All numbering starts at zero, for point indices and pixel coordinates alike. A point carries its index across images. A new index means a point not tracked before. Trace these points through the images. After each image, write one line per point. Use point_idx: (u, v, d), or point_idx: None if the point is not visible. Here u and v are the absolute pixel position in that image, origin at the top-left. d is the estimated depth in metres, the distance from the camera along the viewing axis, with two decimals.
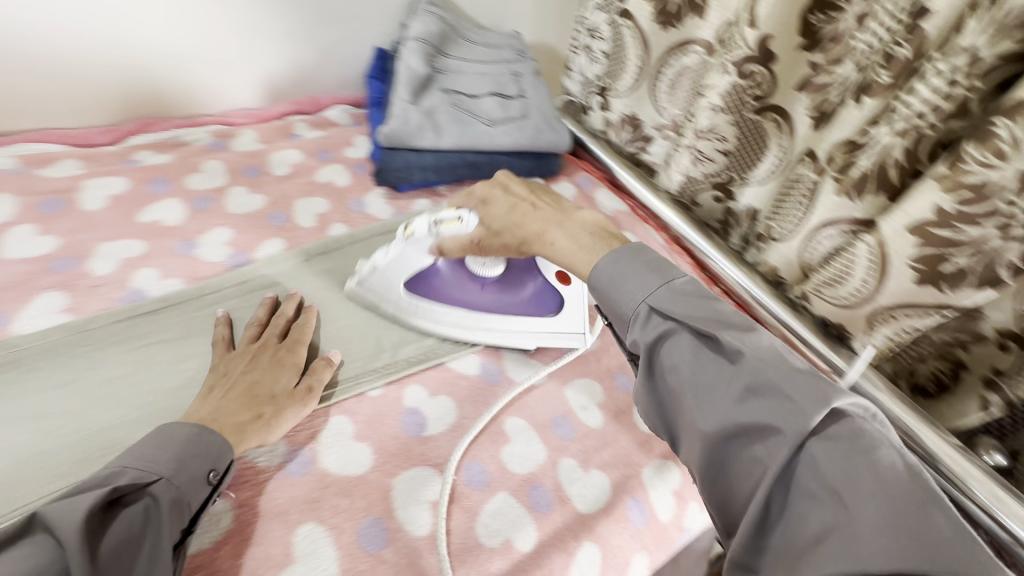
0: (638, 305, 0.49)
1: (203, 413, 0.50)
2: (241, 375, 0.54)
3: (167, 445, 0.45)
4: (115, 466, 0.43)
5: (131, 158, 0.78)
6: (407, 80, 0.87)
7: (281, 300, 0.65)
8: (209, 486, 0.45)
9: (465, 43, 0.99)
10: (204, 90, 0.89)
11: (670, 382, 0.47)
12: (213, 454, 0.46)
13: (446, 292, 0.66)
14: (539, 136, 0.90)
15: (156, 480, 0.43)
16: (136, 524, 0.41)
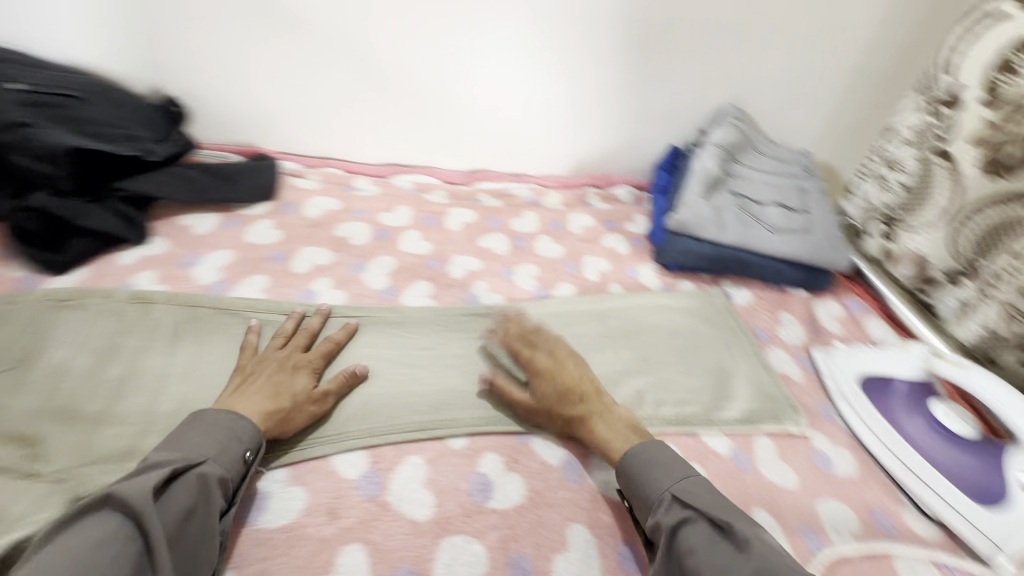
0: (663, 488, 0.55)
1: (243, 407, 0.55)
2: (270, 376, 0.60)
3: (231, 431, 0.52)
4: (156, 453, 0.48)
5: (476, 199, 1.04)
6: (701, 178, 0.97)
7: (658, 349, 0.80)
8: (243, 465, 0.52)
9: (755, 154, 1.08)
10: (533, 158, 1.11)
11: (688, 563, 0.50)
12: (242, 438, 0.53)
13: (887, 412, 0.74)
14: (817, 252, 0.92)
15: (205, 461, 0.49)
16: (191, 498, 0.46)
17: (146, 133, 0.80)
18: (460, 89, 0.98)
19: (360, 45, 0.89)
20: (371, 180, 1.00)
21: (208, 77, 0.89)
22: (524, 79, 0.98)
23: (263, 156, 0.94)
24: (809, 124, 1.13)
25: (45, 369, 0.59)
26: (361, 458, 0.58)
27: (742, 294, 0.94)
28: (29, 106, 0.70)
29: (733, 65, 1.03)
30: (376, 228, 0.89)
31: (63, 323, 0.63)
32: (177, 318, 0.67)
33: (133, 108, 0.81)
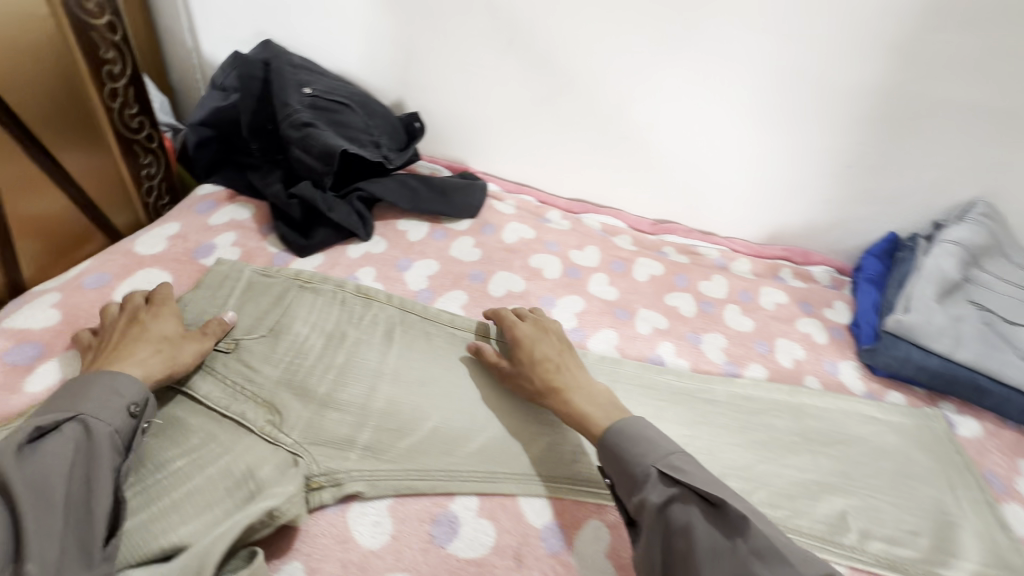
0: (649, 466, 0.54)
1: (142, 350, 0.58)
2: (151, 331, 0.60)
3: (118, 390, 0.53)
4: (34, 417, 0.49)
5: (661, 251, 1.00)
6: (936, 280, 0.85)
7: (863, 469, 0.70)
8: (132, 419, 0.53)
9: (1006, 261, 0.91)
10: (726, 219, 1.05)
11: (681, 548, 0.49)
12: (125, 393, 0.53)
13: None
14: None
15: (75, 416, 0.50)
16: (71, 453, 0.48)
17: (388, 143, 0.89)
18: (673, 142, 0.96)
19: (587, 87, 0.91)
20: (562, 214, 1.02)
21: (443, 98, 0.96)
22: (742, 141, 0.94)
23: (470, 174, 1.00)
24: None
25: (288, 342, 0.66)
26: (547, 507, 0.57)
27: (968, 423, 0.80)
28: (311, 109, 0.81)
29: (997, 157, 0.89)
30: (566, 264, 0.89)
31: (299, 303, 0.71)
32: (391, 319, 0.72)
33: (382, 118, 0.89)
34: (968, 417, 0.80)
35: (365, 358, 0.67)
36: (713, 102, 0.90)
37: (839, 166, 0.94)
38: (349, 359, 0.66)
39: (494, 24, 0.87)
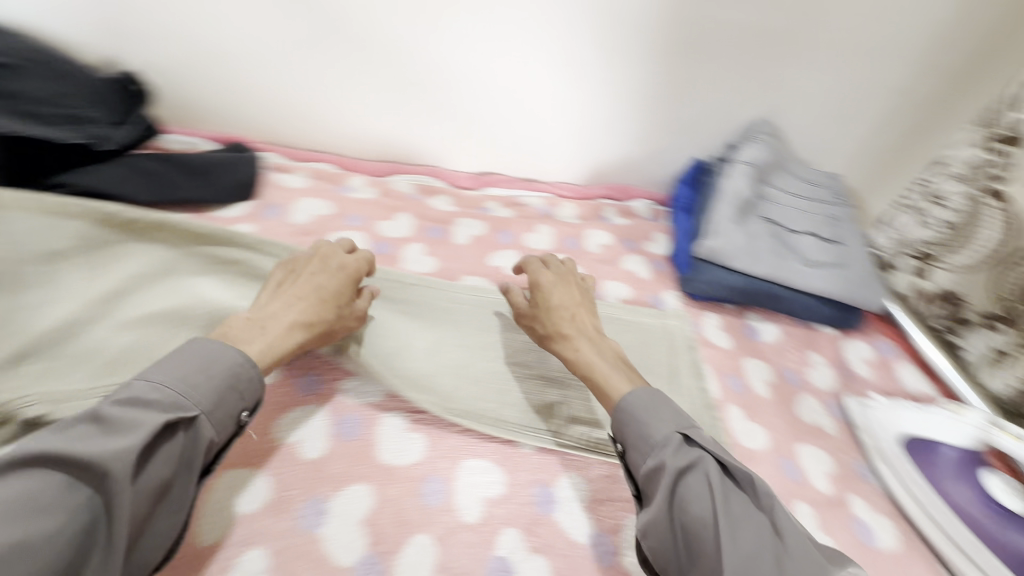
0: (675, 430, 0.51)
1: (282, 317, 0.56)
2: (310, 278, 0.60)
3: (236, 386, 0.49)
4: (154, 384, 0.46)
5: (483, 207, 0.93)
6: (731, 202, 0.90)
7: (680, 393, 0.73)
8: (237, 425, 0.49)
9: (788, 175, 1.00)
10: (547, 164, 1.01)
11: (691, 513, 0.46)
12: (241, 387, 0.49)
13: (934, 477, 0.68)
14: (850, 291, 0.86)
15: (191, 413, 0.46)
16: (169, 464, 0.44)
17: (96, 113, 0.70)
18: (473, 87, 0.87)
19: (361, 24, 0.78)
20: (367, 180, 0.88)
21: None
22: (543, 77, 0.88)
23: (240, 146, 0.82)
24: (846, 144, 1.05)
25: None
26: (360, 537, 0.50)
27: (767, 329, 0.88)
28: None
29: (773, 74, 0.94)
30: (373, 239, 0.78)
31: None
32: (38, 227, 0.60)
33: (80, 82, 0.70)
34: (768, 326, 0.89)
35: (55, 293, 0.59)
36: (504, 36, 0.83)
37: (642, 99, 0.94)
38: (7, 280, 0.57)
39: None
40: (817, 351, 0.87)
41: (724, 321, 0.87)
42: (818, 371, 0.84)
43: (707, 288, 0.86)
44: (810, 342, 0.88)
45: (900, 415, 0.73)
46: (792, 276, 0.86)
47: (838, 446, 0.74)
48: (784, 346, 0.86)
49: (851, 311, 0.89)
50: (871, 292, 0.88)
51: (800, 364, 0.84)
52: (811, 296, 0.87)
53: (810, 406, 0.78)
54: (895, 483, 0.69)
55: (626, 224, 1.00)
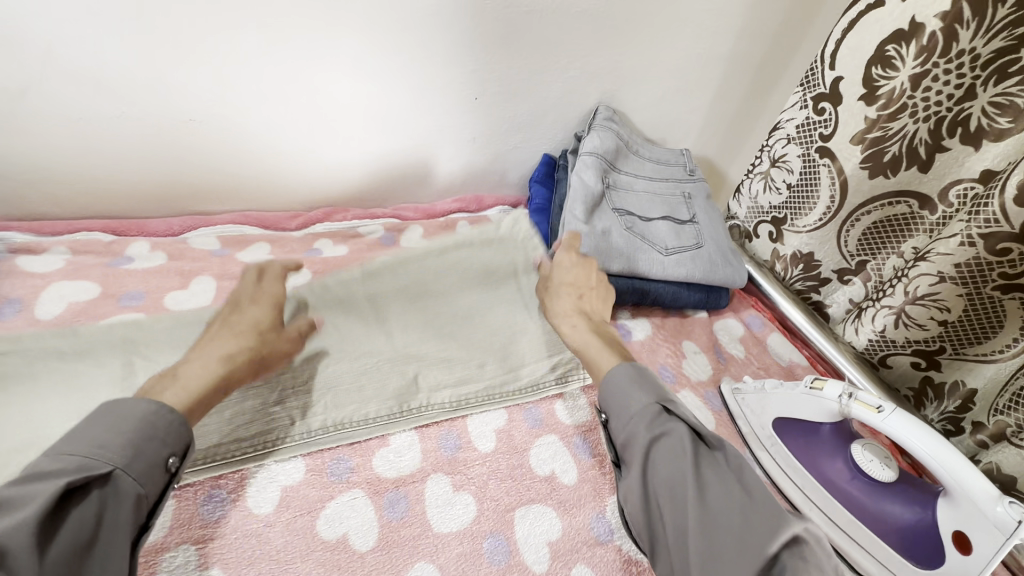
0: (653, 401, 0.53)
1: (200, 362, 0.51)
2: (235, 323, 0.56)
3: (145, 421, 0.43)
4: (52, 456, 0.39)
5: (313, 249, 0.81)
6: (580, 200, 0.83)
7: (547, 423, 0.66)
8: (166, 472, 0.44)
9: (637, 159, 0.96)
10: (381, 188, 0.91)
11: (659, 480, 0.47)
12: (166, 439, 0.44)
13: (809, 458, 0.65)
14: (712, 270, 0.84)
15: (109, 471, 0.40)
16: (87, 523, 0.38)
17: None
18: (265, 113, 0.75)
19: (90, 59, 0.63)
20: (153, 244, 0.73)
21: None
22: (346, 93, 0.76)
23: None
24: (688, 120, 1.04)
25: None
26: None
27: (640, 325, 0.83)
28: None
29: (602, 59, 0.89)
30: (154, 318, 0.63)
31: None
32: None
33: None
34: (641, 321, 0.84)
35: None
36: (286, 56, 0.70)
37: (469, 100, 0.85)
38: None
39: None
40: (691, 337, 0.84)
41: None
42: (694, 359, 0.80)
43: None
44: (683, 329, 0.84)
45: (767, 398, 0.69)
46: (656, 267, 0.81)
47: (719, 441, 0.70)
48: (658, 340, 0.81)
49: (719, 289, 0.86)
50: (733, 265, 0.86)
51: (676, 357, 0.80)
52: (675, 283, 0.83)
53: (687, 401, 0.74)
54: (775, 470, 0.67)
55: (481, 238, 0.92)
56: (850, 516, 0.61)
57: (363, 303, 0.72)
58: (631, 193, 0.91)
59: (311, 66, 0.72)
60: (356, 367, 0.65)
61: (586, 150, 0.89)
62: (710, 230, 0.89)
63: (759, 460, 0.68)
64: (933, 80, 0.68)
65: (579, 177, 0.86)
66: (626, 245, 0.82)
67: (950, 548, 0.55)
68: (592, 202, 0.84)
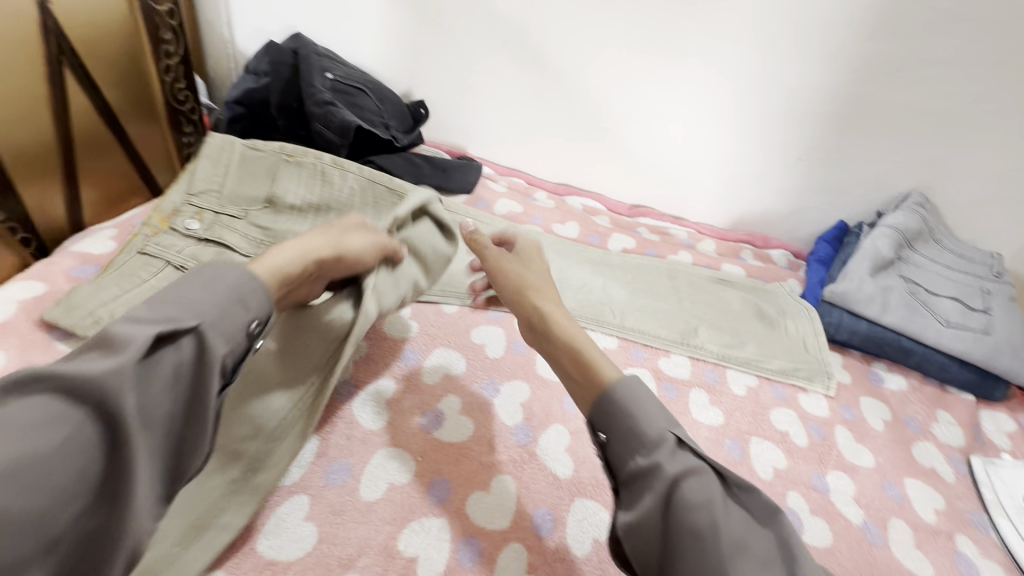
0: (668, 434, 0.50)
1: (291, 249, 0.57)
2: (337, 240, 0.61)
3: (247, 303, 0.50)
4: (153, 305, 0.46)
5: (635, 230, 1.13)
6: (871, 258, 0.96)
7: (793, 404, 0.82)
8: (247, 336, 0.50)
9: (937, 246, 1.03)
10: (692, 205, 1.20)
11: (687, 522, 0.46)
12: (250, 306, 0.51)
13: None
14: (994, 358, 0.87)
15: (194, 327, 0.46)
16: (189, 362, 0.46)
17: (396, 125, 1.04)
18: (645, 131, 1.10)
19: (570, 81, 1.06)
20: (548, 195, 1.16)
21: (445, 90, 1.12)
22: (703, 131, 1.08)
23: (471, 159, 1.12)
24: (1012, 228, 1.06)
25: (286, 212, 0.86)
26: (519, 412, 0.68)
27: (896, 379, 0.91)
28: (333, 90, 0.96)
29: (931, 152, 1.01)
30: (548, 232, 1.02)
31: (287, 175, 0.86)
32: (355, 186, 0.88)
33: (393, 103, 1.05)
34: (899, 377, 0.91)
35: None
36: (682, 100, 1.04)
37: (793, 158, 1.08)
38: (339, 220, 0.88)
39: (490, 28, 1.03)
40: (950, 410, 0.87)
41: (850, 361, 0.92)
42: (948, 428, 0.84)
43: (834, 328, 0.93)
44: (943, 401, 0.89)
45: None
46: (932, 334, 0.89)
47: (955, 494, 0.75)
48: (911, 398, 0.88)
49: (995, 381, 0.88)
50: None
51: (927, 417, 0.86)
52: (948, 356, 0.89)
53: (930, 452, 0.80)
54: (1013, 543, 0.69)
55: (762, 266, 1.11)
56: None
57: (668, 273, 1.00)
58: (923, 269, 0.99)
59: (690, 110, 1.05)
60: (657, 304, 0.92)
61: (889, 222, 1.01)
62: (1003, 325, 0.91)
63: (996, 530, 0.71)
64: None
65: (877, 239, 0.99)
66: (905, 305, 0.91)
67: None
68: (881, 263, 0.96)
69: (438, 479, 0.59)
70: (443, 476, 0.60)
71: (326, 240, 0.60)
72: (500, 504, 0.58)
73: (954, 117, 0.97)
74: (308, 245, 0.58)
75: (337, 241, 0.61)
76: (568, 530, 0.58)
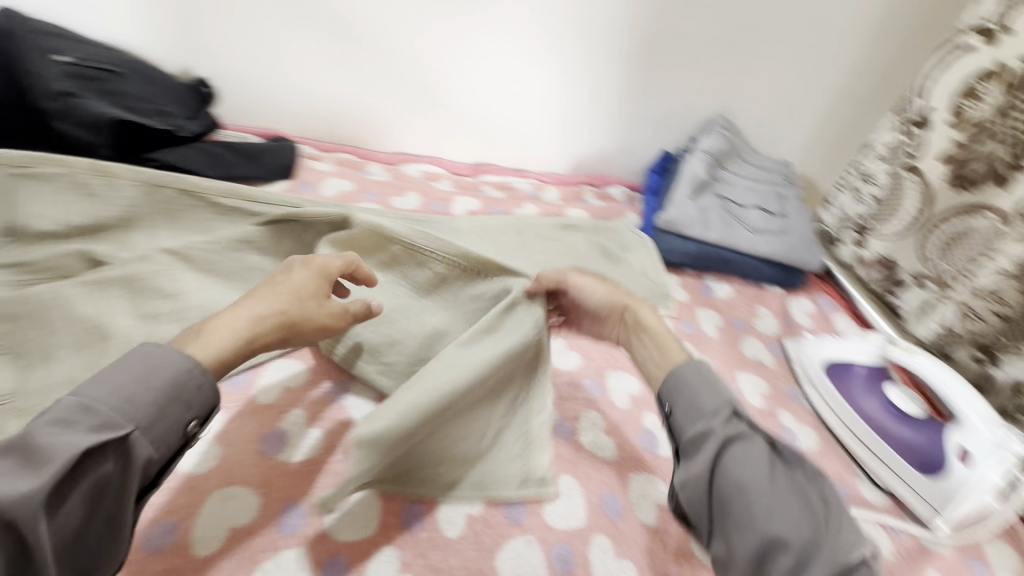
0: (727, 401, 0.53)
1: (230, 318, 0.51)
2: (283, 287, 0.54)
3: (187, 403, 0.46)
4: (83, 406, 0.41)
5: (479, 189, 1.11)
6: (689, 181, 1.05)
7: None
8: (183, 436, 0.46)
9: (740, 161, 1.15)
10: (531, 155, 1.20)
11: (730, 480, 0.48)
12: (190, 404, 0.46)
13: (854, 397, 0.80)
14: (792, 252, 1.01)
15: (122, 434, 0.42)
16: (116, 473, 0.41)
17: (177, 112, 0.88)
18: (469, 86, 1.07)
19: (378, 39, 0.97)
20: (382, 167, 1.08)
21: (234, 65, 0.97)
22: (525, 81, 1.07)
23: (284, 139, 1.00)
24: (795, 137, 1.22)
25: (44, 241, 0.70)
26: None
27: (723, 287, 1.02)
28: (73, 78, 0.77)
29: (723, 77, 1.11)
30: (385, 208, 0.96)
31: (37, 199, 0.70)
32: (129, 196, 0.73)
33: (166, 86, 0.88)
34: (725, 285, 1.02)
35: (153, 243, 0.75)
36: (498, 48, 1.02)
37: (612, 97, 1.12)
38: (119, 238, 0.74)
39: None
40: (766, 304, 1.01)
41: (686, 280, 1.01)
42: (766, 321, 0.97)
43: (668, 253, 1.01)
44: (760, 298, 1.02)
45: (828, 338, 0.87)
46: (744, 242, 1.00)
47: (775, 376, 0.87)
48: (736, 301, 0.99)
49: (795, 272, 1.03)
50: (813, 254, 1.03)
51: (749, 315, 0.98)
52: (758, 258, 1.01)
53: (754, 346, 0.91)
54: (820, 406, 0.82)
55: (603, 205, 1.16)
56: (874, 443, 0.76)
57: (516, 228, 0.99)
58: (732, 185, 1.11)
59: (509, 59, 1.04)
60: (507, 262, 0.92)
61: (700, 147, 1.10)
62: (796, 222, 1.06)
63: (809, 398, 0.84)
64: (1014, 111, 0.80)
65: (691, 164, 1.07)
66: (720, 221, 1.01)
67: (955, 463, 0.70)
68: (697, 185, 1.05)
69: (289, 507, 0.53)
70: (293, 501, 0.54)
71: (265, 296, 0.53)
72: (362, 511, 0.54)
73: (735, 43, 1.07)
74: (247, 309, 0.51)
75: (283, 290, 0.54)
76: (439, 514, 0.56)
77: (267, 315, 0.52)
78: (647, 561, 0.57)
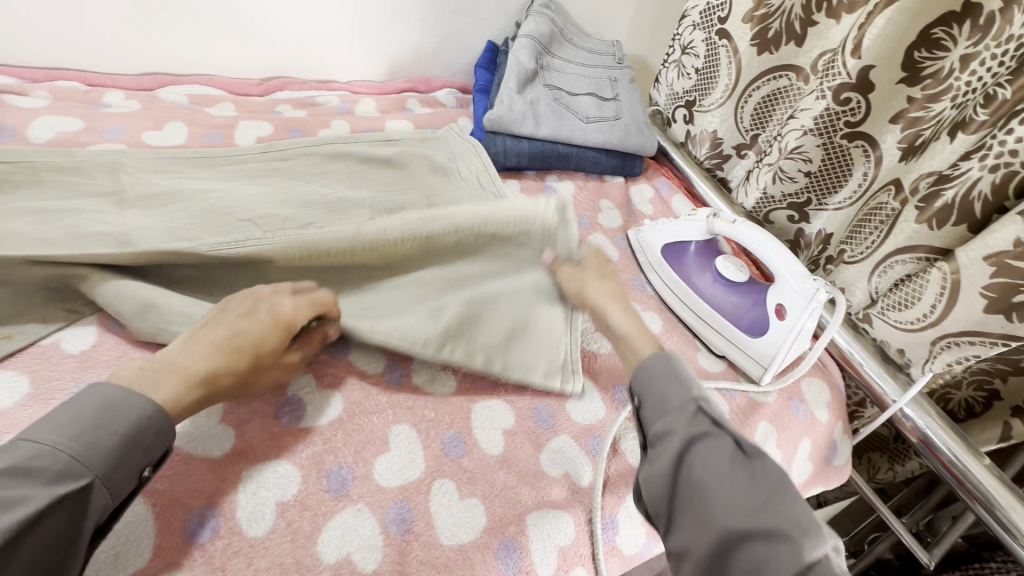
0: (692, 396, 0.50)
1: (181, 360, 0.46)
2: (235, 331, 0.49)
3: (138, 444, 0.41)
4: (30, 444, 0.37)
5: (274, 111, 0.91)
6: (514, 72, 0.94)
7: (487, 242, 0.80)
8: (140, 481, 0.42)
9: (569, 45, 1.06)
10: (334, 62, 1.00)
11: (690, 476, 0.46)
12: (150, 450, 0.42)
13: (691, 276, 0.81)
14: (627, 138, 0.97)
15: (83, 482, 0.38)
16: (66, 526, 0.37)
17: None
18: None
19: None
20: (128, 95, 0.83)
21: None
22: None
23: None
24: (623, 13, 1.14)
25: None
26: None
27: (565, 185, 0.96)
28: None
29: None
30: (135, 148, 0.74)
31: None
32: None
33: None
34: (567, 184, 0.96)
35: None
36: None
37: None
38: None
39: None
40: (608, 196, 0.98)
41: (527, 185, 0.94)
42: (610, 214, 0.94)
43: (502, 158, 0.92)
44: (603, 191, 0.98)
45: (665, 221, 0.86)
46: (579, 134, 0.94)
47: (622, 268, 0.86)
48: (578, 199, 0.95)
49: (632, 159, 1.01)
50: (648, 137, 1.00)
51: (593, 210, 0.94)
52: (595, 149, 0.96)
53: (600, 241, 0.89)
54: (662, 290, 0.83)
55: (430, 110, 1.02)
56: (710, 317, 0.78)
57: (321, 150, 0.82)
58: (562, 72, 1.02)
59: None
60: (314, 191, 0.76)
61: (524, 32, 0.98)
62: (629, 106, 1.01)
63: (652, 283, 0.84)
64: None
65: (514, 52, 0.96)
66: (552, 114, 0.93)
67: (774, 320, 0.73)
68: (525, 77, 0.95)
69: None
70: None
71: (212, 349, 0.47)
72: (129, 535, 0.43)
73: None
74: (196, 360, 0.46)
75: (240, 335, 0.49)
76: (240, 507, 0.46)
77: (218, 373, 0.47)
78: (493, 494, 0.53)
